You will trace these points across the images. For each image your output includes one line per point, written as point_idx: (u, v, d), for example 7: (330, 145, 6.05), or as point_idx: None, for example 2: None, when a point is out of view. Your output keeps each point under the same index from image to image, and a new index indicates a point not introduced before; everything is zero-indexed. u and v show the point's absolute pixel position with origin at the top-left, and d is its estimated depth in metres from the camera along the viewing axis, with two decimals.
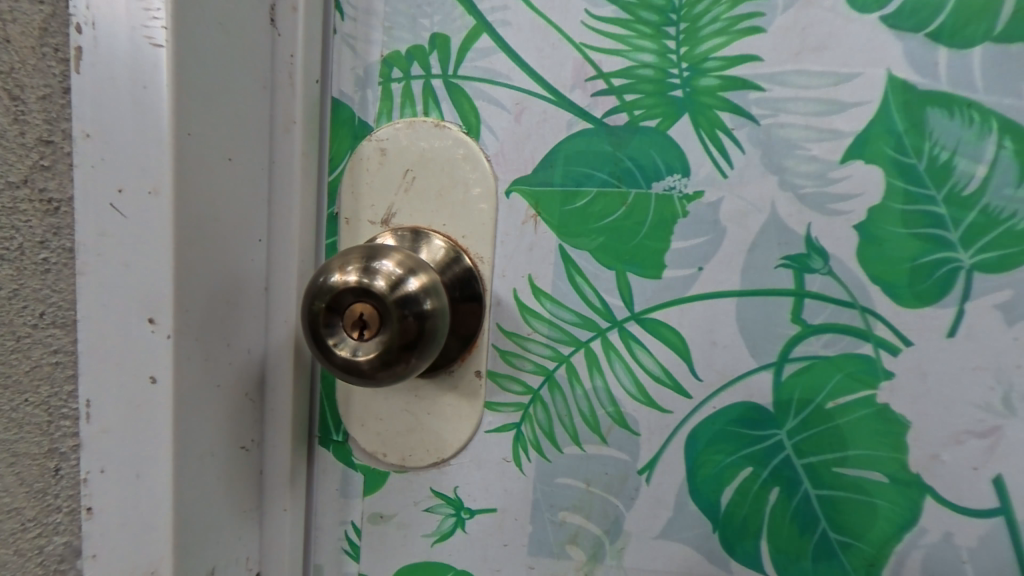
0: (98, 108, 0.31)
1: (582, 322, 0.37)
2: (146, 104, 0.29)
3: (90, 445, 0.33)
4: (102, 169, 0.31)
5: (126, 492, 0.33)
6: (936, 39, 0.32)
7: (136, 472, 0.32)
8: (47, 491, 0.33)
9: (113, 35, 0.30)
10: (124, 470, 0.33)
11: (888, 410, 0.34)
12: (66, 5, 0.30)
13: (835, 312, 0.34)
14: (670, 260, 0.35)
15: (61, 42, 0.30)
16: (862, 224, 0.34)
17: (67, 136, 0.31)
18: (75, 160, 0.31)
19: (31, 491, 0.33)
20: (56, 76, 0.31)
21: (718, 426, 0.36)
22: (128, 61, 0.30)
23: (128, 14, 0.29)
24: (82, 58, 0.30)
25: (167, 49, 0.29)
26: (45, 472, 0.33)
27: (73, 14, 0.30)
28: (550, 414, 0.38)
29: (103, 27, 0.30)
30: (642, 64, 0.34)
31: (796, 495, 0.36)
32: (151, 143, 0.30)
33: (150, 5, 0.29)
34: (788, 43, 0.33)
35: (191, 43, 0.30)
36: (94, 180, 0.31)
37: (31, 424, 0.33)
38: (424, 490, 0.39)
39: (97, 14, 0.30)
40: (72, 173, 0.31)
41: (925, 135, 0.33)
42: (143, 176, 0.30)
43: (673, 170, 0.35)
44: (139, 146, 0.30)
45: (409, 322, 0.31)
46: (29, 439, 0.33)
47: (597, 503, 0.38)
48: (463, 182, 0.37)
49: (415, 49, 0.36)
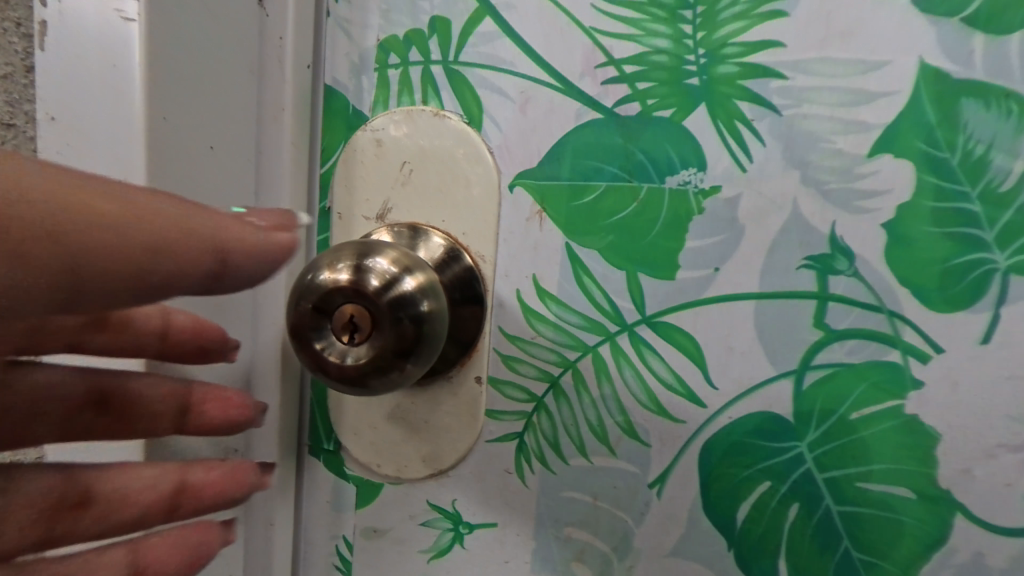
0: (63, 90, 0.28)
1: (589, 325, 0.34)
2: (115, 82, 0.27)
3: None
4: (67, 157, 0.29)
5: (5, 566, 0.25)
6: (973, 23, 0.30)
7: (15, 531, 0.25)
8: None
9: (80, 9, 0.28)
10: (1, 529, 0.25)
11: (916, 422, 0.32)
12: None
13: (862, 317, 0.32)
14: (684, 259, 0.33)
15: (23, 17, 0.28)
16: (890, 223, 0.31)
17: (30, 119, 0.29)
18: (40, 145, 0.29)
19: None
20: (18, 54, 0.28)
21: (733, 437, 0.34)
22: (99, 38, 0.27)
23: None
24: (45, 32, 0.28)
25: (139, 22, 0.27)
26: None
27: None
28: (555, 423, 0.35)
29: None
30: (656, 51, 0.32)
31: (817, 511, 0.34)
32: (124, 126, 0.27)
33: None
34: (812, 28, 0.31)
35: (169, 22, 0.28)
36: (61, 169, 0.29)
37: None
38: (420, 503, 0.37)
39: None
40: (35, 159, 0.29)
41: (958, 128, 0.30)
42: (114, 163, 0.28)
43: (688, 164, 0.32)
44: (110, 131, 0.28)
45: (404, 326, 0.29)
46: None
47: (605, 518, 0.35)
48: (463, 175, 0.34)
49: (414, 34, 0.34)
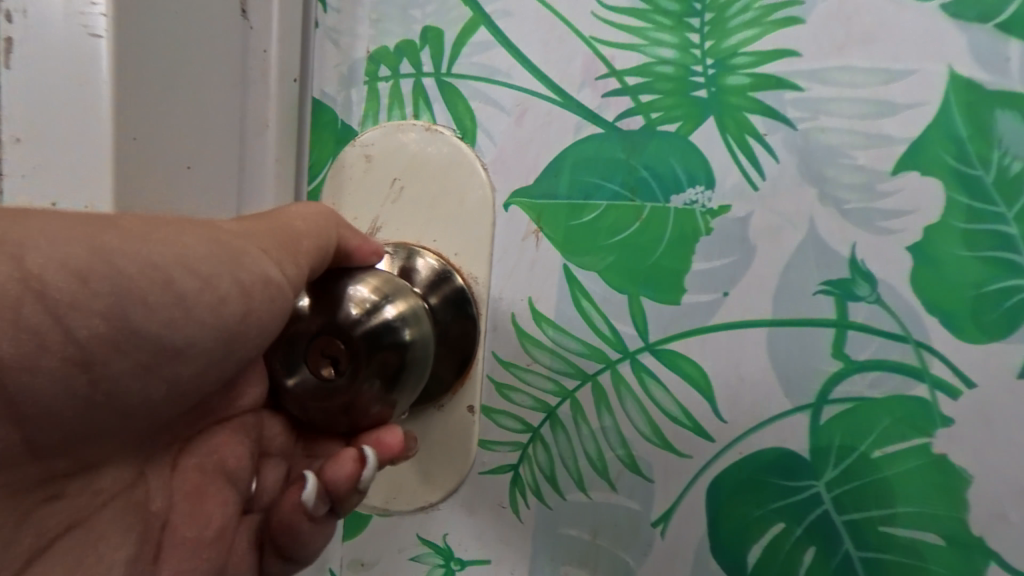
0: (33, 110, 0.28)
1: (588, 352, 0.32)
2: (82, 101, 0.27)
3: (108, 494, 0.26)
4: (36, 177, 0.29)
5: (182, 559, 0.27)
6: (1008, 29, 0.27)
7: (200, 518, 0.28)
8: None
9: (46, 25, 0.27)
10: (185, 524, 0.28)
11: (947, 461, 0.29)
12: None
13: (884, 347, 0.29)
14: (691, 282, 0.31)
15: None
16: (917, 245, 0.29)
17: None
18: (7, 168, 0.29)
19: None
20: None
21: (743, 474, 0.31)
22: (65, 54, 0.27)
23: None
24: (11, 50, 0.28)
25: (109, 39, 0.26)
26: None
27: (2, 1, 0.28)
28: (552, 455, 0.33)
29: (36, 14, 0.27)
30: (661, 60, 0.30)
31: (836, 556, 0.31)
32: (87, 143, 0.27)
33: None
34: (831, 35, 0.29)
35: (139, 38, 0.27)
36: (28, 191, 0.29)
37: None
38: (409, 536, 0.36)
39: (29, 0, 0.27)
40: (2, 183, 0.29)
41: (993, 142, 0.28)
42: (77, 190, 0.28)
43: (695, 181, 0.30)
44: (78, 153, 0.28)
45: (384, 357, 0.28)
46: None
47: (605, 557, 0.33)
48: (456, 192, 0.33)
49: (405, 43, 0.32)
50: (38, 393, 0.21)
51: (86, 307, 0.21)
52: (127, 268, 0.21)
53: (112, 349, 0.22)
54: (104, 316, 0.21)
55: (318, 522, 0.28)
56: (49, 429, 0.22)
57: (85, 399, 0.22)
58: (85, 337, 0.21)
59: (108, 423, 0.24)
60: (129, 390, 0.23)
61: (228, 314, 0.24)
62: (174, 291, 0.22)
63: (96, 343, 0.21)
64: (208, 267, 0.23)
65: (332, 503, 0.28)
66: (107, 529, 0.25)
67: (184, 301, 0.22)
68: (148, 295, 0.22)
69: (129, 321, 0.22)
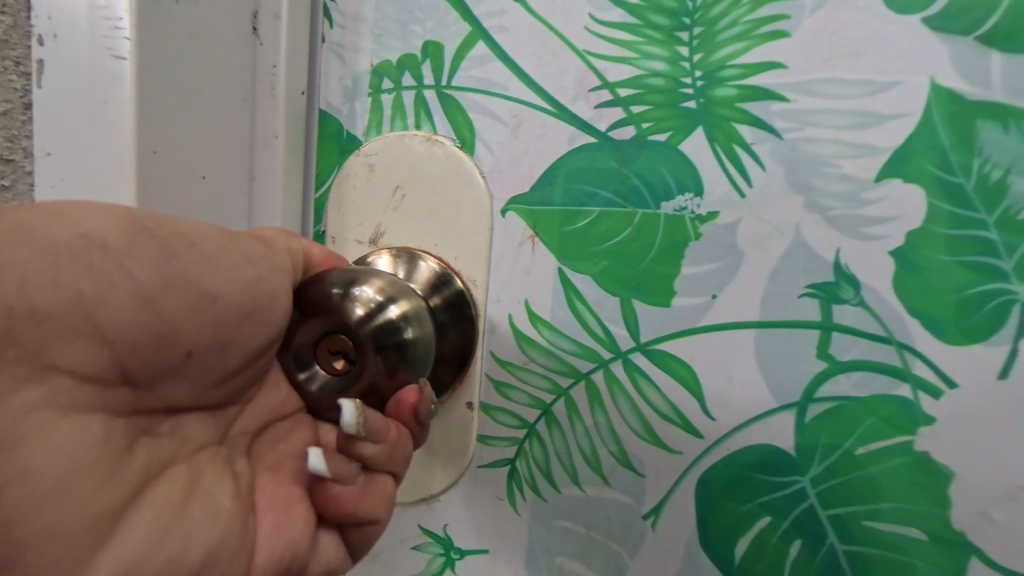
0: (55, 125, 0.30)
1: (582, 352, 0.34)
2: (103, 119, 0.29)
3: (191, 450, 0.25)
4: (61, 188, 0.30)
5: (275, 514, 0.26)
6: (989, 41, 0.28)
7: (278, 495, 0.27)
8: (35, 514, 0.18)
9: (76, 48, 0.29)
10: (272, 485, 0.27)
11: (929, 459, 0.30)
12: (27, 14, 0.29)
13: (868, 349, 0.31)
14: (681, 286, 0.32)
15: (21, 55, 0.29)
16: (900, 251, 0.30)
17: (25, 153, 0.30)
18: (38, 181, 0.30)
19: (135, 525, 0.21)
20: (16, 91, 0.29)
21: (732, 471, 0.33)
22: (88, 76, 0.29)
23: (89, 22, 0.28)
24: (44, 71, 0.29)
25: (131, 61, 0.28)
26: (114, 474, 0.21)
27: (34, 24, 0.29)
28: (547, 450, 0.35)
29: (65, 37, 0.29)
30: (651, 73, 0.31)
31: (821, 550, 0.32)
32: (116, 151, 0.29)
33: (113, 16, 0.28)
34: (816, 49, 0.30)
35: (156, 55, 0.29)
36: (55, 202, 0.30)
37: (46, 409, 0.19)
38: (412, 527, 0.38)
39: (60, 24, 0.29)
40: (33, 194, 0.30)
41: (974, 151, 0.28)
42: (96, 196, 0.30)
43: (685, 189, 0.31)
44: (96, 166, 0.30)
45: (388, 355, 0.28)
46: (70, 427, 0.19)
47: (598, 549, 0.35)
48: (455, 199, 0.34)
49: (406, 58, 0.34)
50: (111, 326, 0.20)
51: (140, 254, 0.21)
52: (160, 228, 0.22)
53: (173, 288, 0.22)
54: (153, 261, 0.22)
55: (353, 486, 0.26)
56: (125, 364, 0.21)
57: (144, 335, 0.21)
58: (139, 276, 0.21)
59: (170, 365, 0.23)
60: (186, 328, 0.23)
61: (255, 275, 0.25)
62: (209, 248, 0.23)
63: (149, 284, 0.21)
64: (220, 237, 0.24)
65: (363, 462, 0.26)
66: (202, 474, 0.25)
67: (214, 257, 0.24)
68: (182, 247, 0.23)
69: (178, 264, 0.22)
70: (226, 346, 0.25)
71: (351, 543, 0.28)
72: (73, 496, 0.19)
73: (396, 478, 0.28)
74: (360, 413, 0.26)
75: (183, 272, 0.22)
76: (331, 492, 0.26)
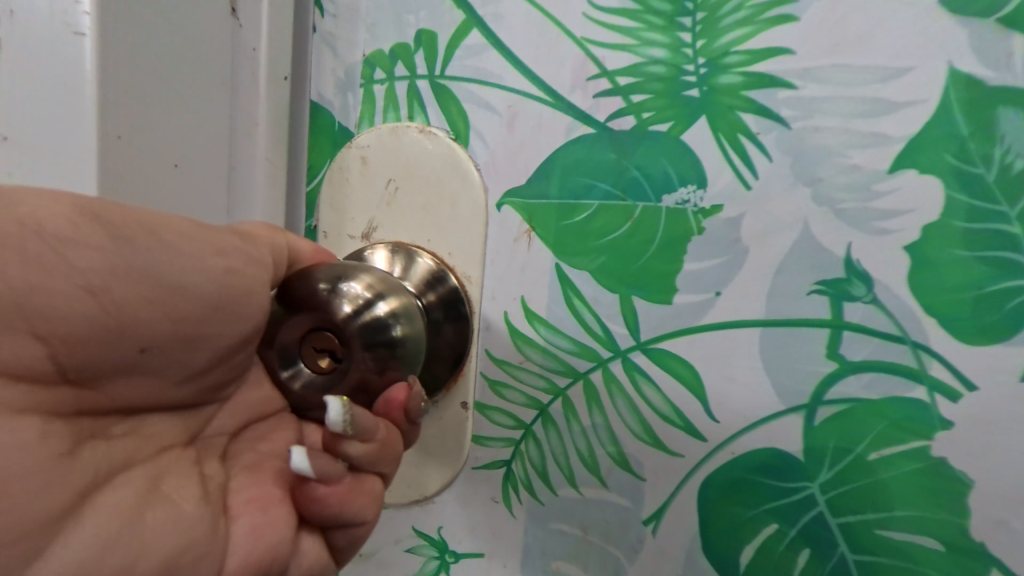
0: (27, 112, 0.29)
1: (579, 350, 0.33)
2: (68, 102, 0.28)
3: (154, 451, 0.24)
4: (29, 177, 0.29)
5: (253, 514, 0.25)
6: (1011, 23, 0.26)
7: (255, 495, 0.26)
8: None
9: (36, 27, 0.28)
10: (249, 485, 0.26)
11: (946, 466, 0.29)
12: None
13: (879, 348, 0.29)
14: (682, 282, 0.31)
15: None
16: (914, 245, 0.28)
17: None
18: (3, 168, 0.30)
19: (88, 527, 0.20)
20: None
21: (736, 475, 0.31)
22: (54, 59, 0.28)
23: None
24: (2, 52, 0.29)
25: (92, 39, 0.27)
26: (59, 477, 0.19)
27: None
28: (543, 451, 0.34)
29: (25, 16, 0.28)
30: (651, 61, 0.30)
31: (830, 559, 0.31)
32: (85, 135, 0.28)
33: None
34: (825, 33, 0.28)
35: (127, 39, 0.29)
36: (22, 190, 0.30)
37: None
38: (406, 528, 0.37)
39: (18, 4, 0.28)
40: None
41: (994, 140, 0.27)
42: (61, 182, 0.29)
43: (686, 181, 0.30)
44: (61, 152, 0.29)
45: (378, 352, 0.28)
46: (9, 427, 0.18)
47: (596, 554, 0.34)
48: (449, 193, 0.34)
49: (400, 48, 0.34)
50: (54, 319, 0.19)
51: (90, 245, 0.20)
52: (112, 215, 0.21)
53: (127, 279, 0.21)
54: (104, 252, 0.20)
55: (339, 484, 0.25)
56: (70, 362, 0.20)
57: (97, 331, 0.20)
58: (86, 266, 0.20)
59: (128, 361, 0.22)
60: (141, 322, 0.22)
61: (221, 269, 0.24)
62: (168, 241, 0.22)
63: (98, 275, 0.20)
64: (188, 228, 0.23)
65: (351, 461, 0.26)
66: (166, 474, 0.24)
67: (175, 250, 0.22)
68: (138, 238, 0.22)
69: (133, 255, 0.21)
70: (192, 342, 0.24)
71: (335, 545, 0.27)
72: (15, 500, 0.18)
73: (385, 477, 0.28)
74: (350, 413, 0.25)
75: (136, 264, 0.21)
76: (316, 492, 0.25)
